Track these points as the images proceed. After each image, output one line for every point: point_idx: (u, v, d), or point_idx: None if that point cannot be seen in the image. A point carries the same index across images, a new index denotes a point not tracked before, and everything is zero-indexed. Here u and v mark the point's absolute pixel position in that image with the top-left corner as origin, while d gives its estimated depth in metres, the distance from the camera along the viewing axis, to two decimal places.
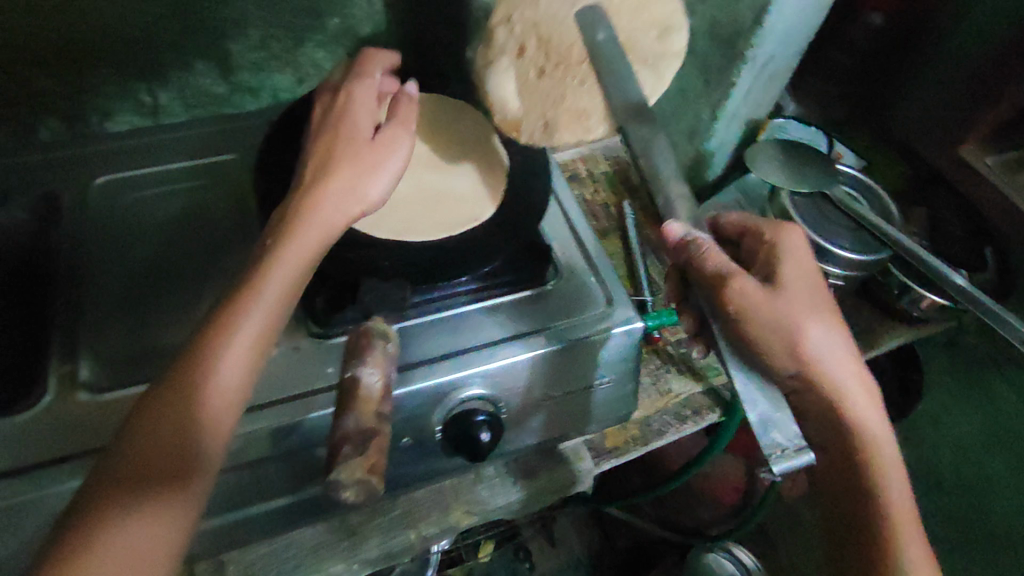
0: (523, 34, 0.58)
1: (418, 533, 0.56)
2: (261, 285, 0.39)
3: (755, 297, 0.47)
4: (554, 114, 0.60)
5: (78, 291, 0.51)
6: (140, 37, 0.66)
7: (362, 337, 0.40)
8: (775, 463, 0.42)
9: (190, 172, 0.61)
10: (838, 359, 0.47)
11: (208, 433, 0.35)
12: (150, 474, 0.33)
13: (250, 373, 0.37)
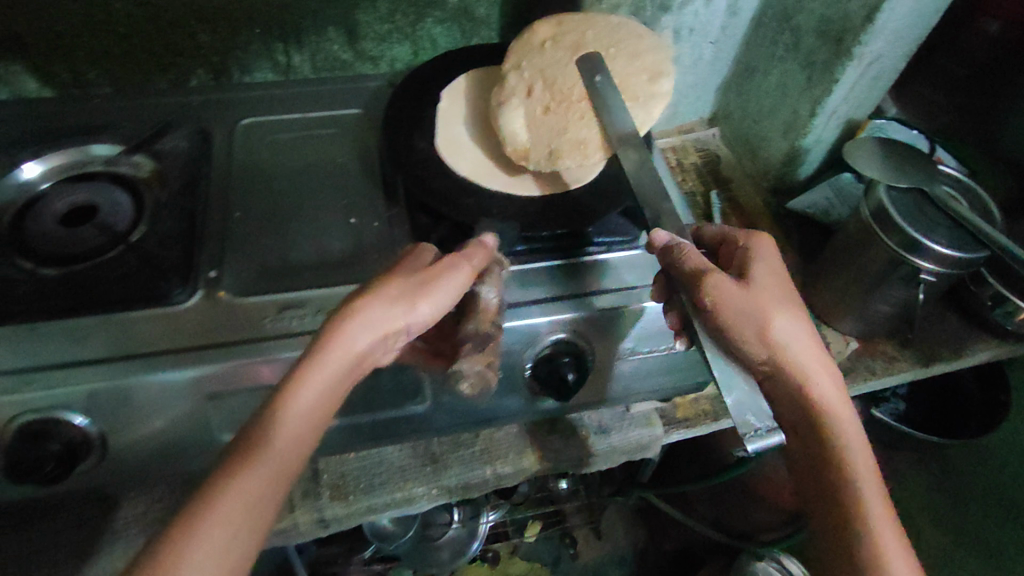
0: (530, 78, 0.59)
1: (494, 469, 0.61)
2: (331, 340, 0.43)
3: (733, 294, 0.47)
4: (559, 143, 0.57)
5: (222, 212, 0.58)
6: (285, 2, 0.73)
7: (475, 249, 0.49)
8: (751, 443, 0.41)
9: (318, 123, 0.68)
10: (804, 350, 0.49)
11: (281, 456, 0.40)
12: (236, 486, 0.38)
13: (318, 408, 0.42)
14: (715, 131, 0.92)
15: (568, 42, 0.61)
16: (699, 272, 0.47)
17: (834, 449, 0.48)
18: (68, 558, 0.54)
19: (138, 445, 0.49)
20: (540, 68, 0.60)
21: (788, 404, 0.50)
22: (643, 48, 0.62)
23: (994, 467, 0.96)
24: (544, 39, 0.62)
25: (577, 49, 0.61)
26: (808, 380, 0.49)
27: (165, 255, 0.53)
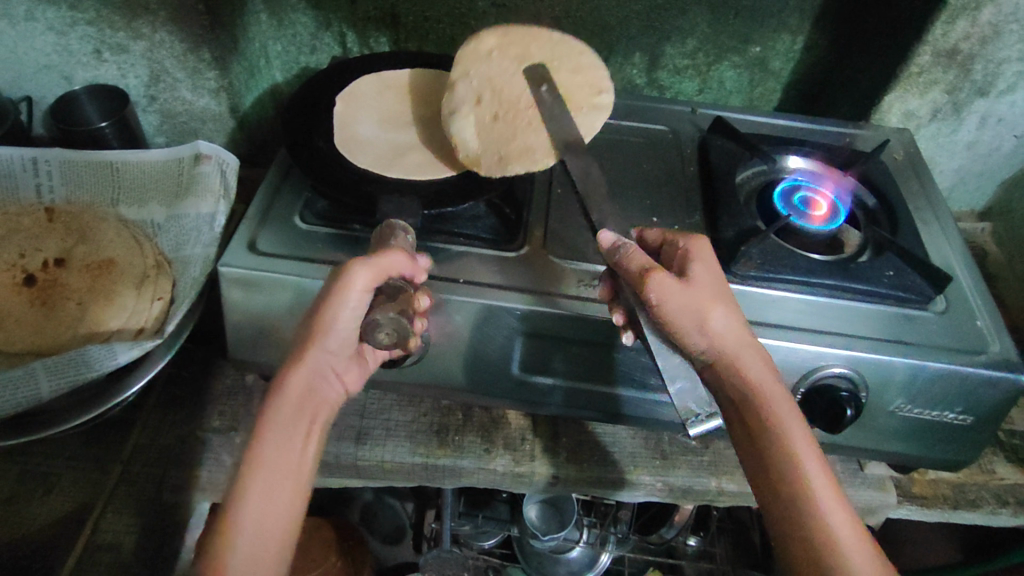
0: (479, 87, 0.61)
1: (720, 484, 0.62)
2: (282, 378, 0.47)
3: (674, 290, 0.47)
4: (512, 146, 0.59)
5: (548, 187, 0.66)
6: (610, 25, 0.84)
7: (387, 228, 0.52)
8: (693, 427, 0.45)
9: (625, 131, 0.74)
10: (738, 343, 0.47)
11: (270, 492, 0.43)
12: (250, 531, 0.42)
13: (289, 445, 0.46)
14: (986, 226, 0.88)
15: (513, 51, 0.63)
16: (640, 271, 0.47)
17: (774, 444, 0.45)
18: (347, 437, 0.63)
19: (449, 359, 0.57)
20: (483, 72, 0.62)
21: (728, 400, 0.48)
22: (587, 60, 0.65)
23: None
24: (489, 48, 0.63)
25: (518, 58, 0.63)
26: (742, 370, 0.46)
27: (506, 207, 0.62)
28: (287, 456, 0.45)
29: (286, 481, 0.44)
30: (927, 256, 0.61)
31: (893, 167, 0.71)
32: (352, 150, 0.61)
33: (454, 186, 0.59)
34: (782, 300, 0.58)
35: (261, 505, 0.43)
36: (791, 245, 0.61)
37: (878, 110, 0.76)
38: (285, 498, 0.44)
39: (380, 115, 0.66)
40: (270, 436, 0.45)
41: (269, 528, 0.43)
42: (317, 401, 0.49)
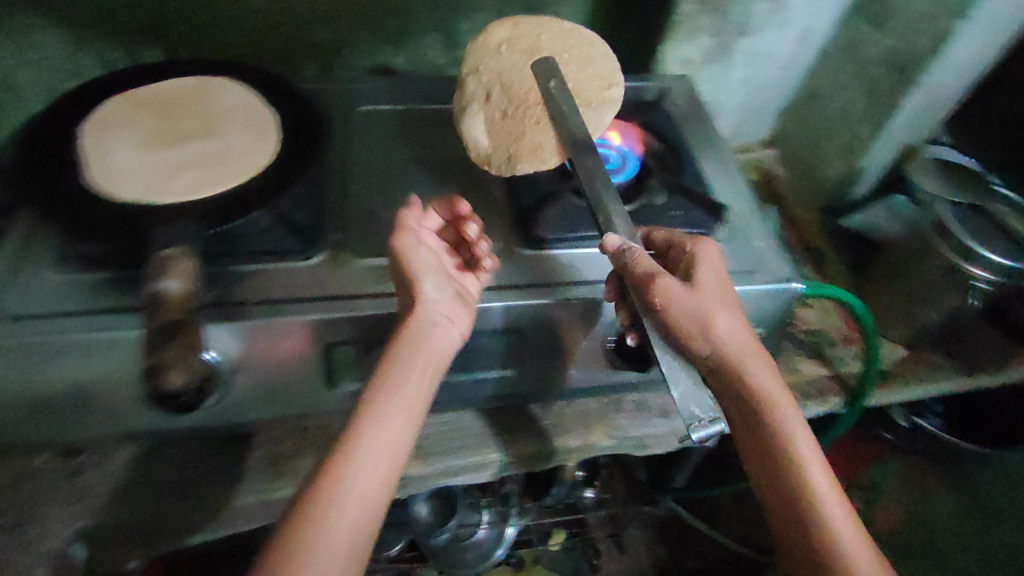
0: (488, 83, 0.63)
1: (564, 441, 0.67)
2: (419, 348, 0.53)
3: (677, 292, 0.50)
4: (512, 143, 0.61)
5: (343, 187, 0.64)
6: (395, 8, 0.81)
7: (157, 264, 0.44)
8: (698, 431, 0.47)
9: (424, 116, 0.73)
10: (746, 346, 0.51)
11: (360, 467, 0.48)
12: (347, 509, 0.46)
13: (406, 404, 0.51)
14: (773, 153, 0.97)
15: (521, 46, 0.65)
16: (646, 277, 0.49)
17: (775, 441, 0.50)
18: (173, 494, 0.59)
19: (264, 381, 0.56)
20: (493, 69, 0.64)
21: (731, 398, 0.52)
22: (594, 53, 0.67)
23: None
24: (498, 42, 0.65)
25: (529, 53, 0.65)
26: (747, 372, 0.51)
27: (295, 215, 0.58)
28: (398, 392, 0.51)
29: (400, 413, 0.51)
30: (708, 193, 0.66)
31: (677, 113, 0.76)
32: (110, 181, 0.55)
33: (237, 199, 0.55)
34: (580, 257, 0.61)
35: (370, 444, 0.49)
36: (590, 202, 0.63)
37: (657, 61, 0.80)
38: (390, 434, 0.50)
39: (139, 138, 0.60)
40: (391, 378, 0.51)
41: (369, 463, 0.48)
42: (432, 345, 0.53)
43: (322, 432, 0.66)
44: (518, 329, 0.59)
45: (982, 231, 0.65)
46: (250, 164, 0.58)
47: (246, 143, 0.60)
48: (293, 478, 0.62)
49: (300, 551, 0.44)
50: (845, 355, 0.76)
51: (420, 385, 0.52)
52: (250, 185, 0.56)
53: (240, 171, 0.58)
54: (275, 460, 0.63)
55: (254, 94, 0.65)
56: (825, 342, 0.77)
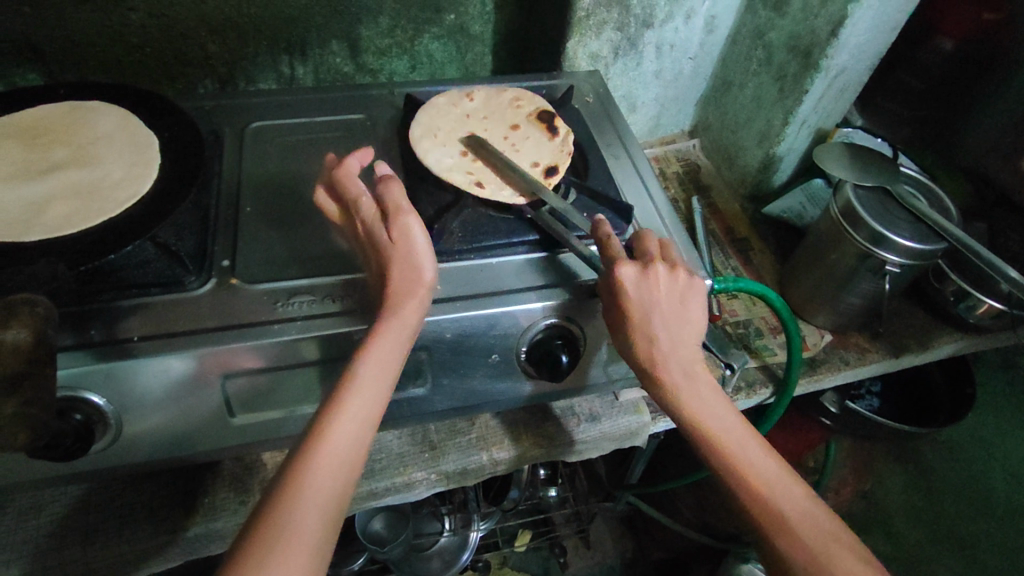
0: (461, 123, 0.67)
1: (490, 455, 0.65)
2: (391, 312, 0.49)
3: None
4: (493, 176, 0.62)
5: (235, 211, 0.61)
6: (292, 17, 0.79)
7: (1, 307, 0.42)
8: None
9: (323, 127, 0.71)
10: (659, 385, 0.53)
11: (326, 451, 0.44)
12: (317, 501, 0.42)
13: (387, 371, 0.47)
14: (695, 142, 0.98)
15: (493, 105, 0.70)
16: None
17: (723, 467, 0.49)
18: (74, 542, 0.57)
19: (151, 432, 0.52)
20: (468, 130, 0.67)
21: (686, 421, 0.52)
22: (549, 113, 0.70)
23: (970, 440, 1.09)
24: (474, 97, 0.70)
25: (492, 117, 0.69)
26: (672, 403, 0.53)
27: (181, 244, 0.57)
28: (380, 365, 0.47)
29: (375, 388, 0.47)
30: (616, 192, 0.65)
31: (585, 111, 0.75)
32: None
33: (108, 233, 0.53)
34: (490, 265, 0.58)
35: (348, 424, 0.45)
36: (493, 207, 0.61)
37: (566, 58, 0.79)
38: (370, 409, 0.46)
39: (9, 174, 0.57)
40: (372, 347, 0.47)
41: (348, 442, 0.45)
42: (417, 313, 0.49)
43: (235, 462, 0.63)
44: (425, 346, 0.54)
45: (888, 216, 0.64)
46: (129, 194, 0.56)
47: (125, 172, 0.58)
48: (204, 516, 0.60)
49: (280, 530, 0.40)
50: (772, 345, 0.76)
51: (402, 353, 0.48)
52: (123, 219, 0.54)
53: (118, 202, 0.55)
54: (182, 498, 0.60)
55: (132, 115, 0.63)
56: (753, 333, 0.77)
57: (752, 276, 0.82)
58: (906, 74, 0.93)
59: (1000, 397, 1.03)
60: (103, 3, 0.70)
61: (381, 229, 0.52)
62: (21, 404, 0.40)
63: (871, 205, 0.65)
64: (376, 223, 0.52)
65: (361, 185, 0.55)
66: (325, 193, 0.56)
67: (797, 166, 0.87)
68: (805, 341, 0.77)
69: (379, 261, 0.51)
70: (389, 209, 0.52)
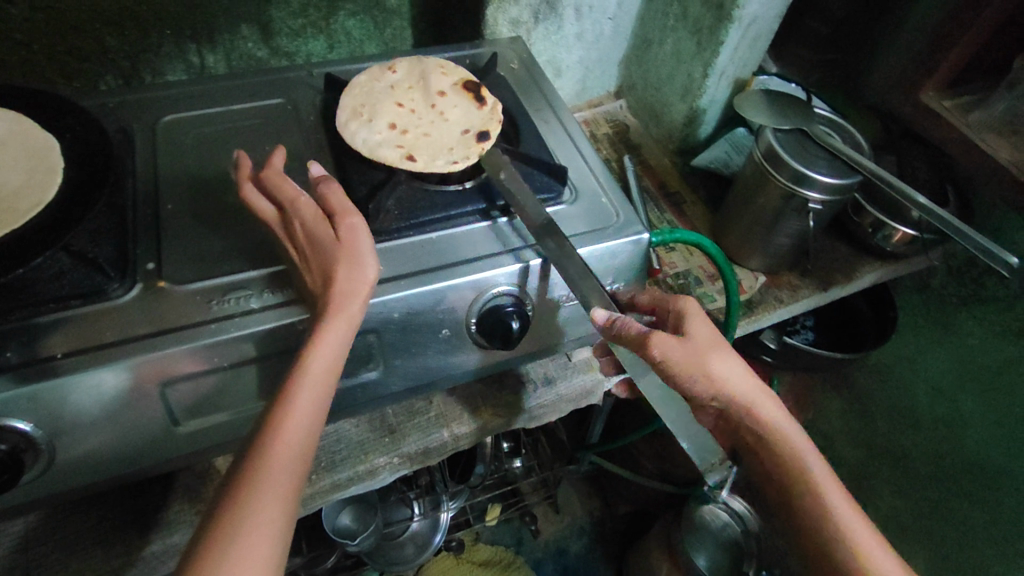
0: (387, 98, 0.65)
1: (451, 431, 0.65)
2: (335, 307, 0.46)
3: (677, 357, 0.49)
4: (426, 150, 0.60)
5: (154, 211, 0.58)
6: (194, 2, 0.74)
7: None
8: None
9: (241, 116, 0.67)
10: (749, 393, 0.51)
11: (275, 451, 0.43)
12: (272, 503, 0.42)
13: (334, 364, 0.46)
14: (621, 103, 0.99)
15: (415, 77, 0.68)
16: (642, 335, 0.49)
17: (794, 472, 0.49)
18: None
19: (89, 452, 0.50)
20: (394, 103, 0.64)
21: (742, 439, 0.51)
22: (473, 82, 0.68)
23: (898, 362, 1.17)
24: (397, 71, 0.68)
25: (418, 89, 0.67)
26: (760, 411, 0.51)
27: (98, 250, 0.53)
28: (327, 360, 0.46)
29: (318, 383, 0.45)
30: (549, 156, 0.65)
31: (511, 77, 0.74)
32: None
33: (14, 246, 0.49)
34: (430, 241, 0.57)
35: (298, 423, 0.45)
36: (429, 183, 0.60)
37: (486, 25, 0.78)
38: (317, 405, 0.46)
39: None
40: (318, 340, 0.46)
41: (299, 439, 0.44)
42: (362, 309, 0.47)
43: (187, 473, 0.61)
44: (374, 329, 0.53)
45: (807, 156, 0.67)
46: (31, 204, 0.52)
47: (23, 180, 0.53)
48: (161, 531, 0.57)
49: (238, 539, 0.40)
50: (711, 292, 0.79)
51: (348, 345, 0.47)
52: (29, 229, 0.50)
53: (20, 213, 0.51)
54: (133, 517, 0.58)
55: (26, 118, 0.58)
56: (694, 282, 0.79)
57: (688, 228, 0.84)
58: (813, 18, 0.97)
59: (919, 320, 1.11)
60: None
61: (324, 227, 0.49)
62: None
63: (792, 147, 0.68)
64: (316, 222, 0.49)
65: (296, 187, 0.51)
66: (253, 194, 0.52)
67: (720, 117, 0.89)
68: (741, 284, 0.81)
69: (321, 261, 0.48)
70: (334, 210, 0.50)
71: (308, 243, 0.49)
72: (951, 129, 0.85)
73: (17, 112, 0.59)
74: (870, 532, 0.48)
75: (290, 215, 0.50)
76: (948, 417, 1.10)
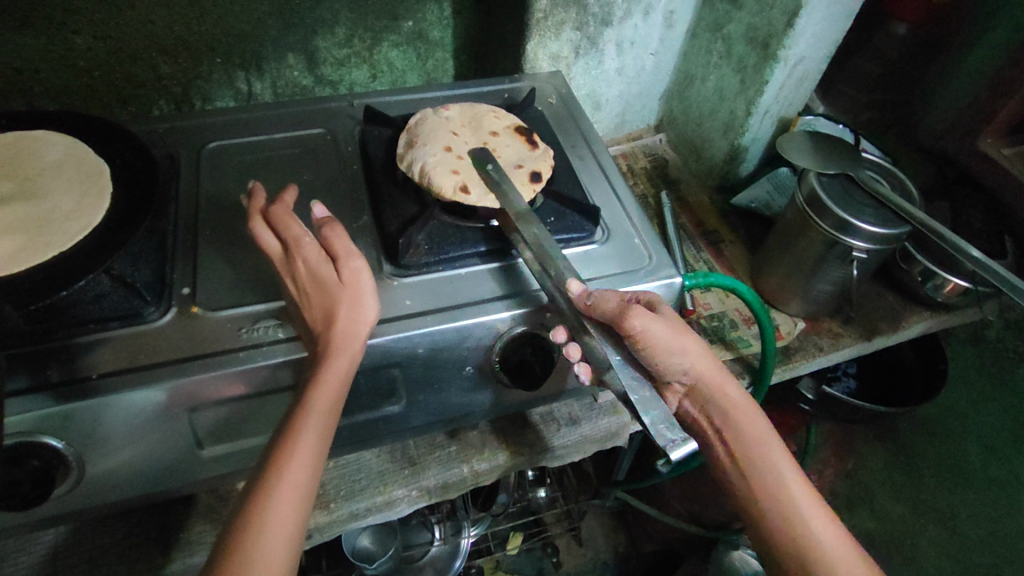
0: (442, 132, 0.63)
1: (471, 467, 0.65)
2: (336, 346, 0.46)
3: (655, 330, 0.48)
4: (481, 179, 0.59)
5: (194, 236, 0.59)
6: (244, 32, 0.77)
7: None
8: (674, 452, 0.41)
9: (282, 145, 0.69)
10: (718, 378, 0.51)
11: (279, 486, 0.43)
12: (276, 540, 0.42)
13: (337, 399, 0.46)
14: (661, 137, 0.98)
15: (469, 118, 0.67)
16: (619, 308, 0.47)
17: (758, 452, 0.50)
18: None
19: (114, 471, 0.51)
20: (448, 134, 0.64)
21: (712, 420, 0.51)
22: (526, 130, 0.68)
23: (947, 415, 1.11)
24: (451, 111, 0.67)
25: (471, 126, 0.66)
26: (728, 395, 0.51)
27: (137, 274, 0.54)
28: (331, 396, 0.46)
29: (321, 420, 0.45)
30: (583, 194, 0.64)
31: (549, 113, 0.74)
32: None
33: (58, 269, 0.51)
34: (459, 276, 0.57)
35: (304, 459, 0.45)
36: (465, 220, 0.60)
37: (526, 59, 0.78)
38: (321, 442, 0.46)
39: None
40: (321, 379, 0.45)
41: (304, 474, 0.44)
42: (360, 351, 0.47)
43: (211, 494, 0.62)
44: (397, 363, 0.53)
45: (852, 203, 0.64)
46: (78, 227, 0.54)
47: (72, 203, 0.56)
48: (185, 549, 0.58)
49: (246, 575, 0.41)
50: (747, 336, 0.76)
51: (350, 382, 0.47)
52: (74, 251, 0.52)
53: (66, 236, 0.53)
54: (157, 534, 0.59)
55: (81, 143, 0.61)
56: (729, 325, 0.77)
57: (725, 269, 0.82)
58: (865, 59, 0.94)
59: (971, 372, 1.05)
60: (43, 26, 0.67)
61: (327, 269, 0.48)
62: None
63: (836, 193, 0.65)
64: (320, 263, 0.48)
65: (301, 224, 0.50)
66: (259, 226, 0.51)
67: (763, 156, 0.87)
68: (779, 329, 0.78)
69: (323, 304, 0.47)
70: (339, 253, 0.49)
71: (313, 284, 0.48)
72: (1010, 177, 0.81)
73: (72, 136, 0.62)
74: (818, 504, 0.49)
75: (293, 253, 0.49)
76: (1001, 478, 1.04)
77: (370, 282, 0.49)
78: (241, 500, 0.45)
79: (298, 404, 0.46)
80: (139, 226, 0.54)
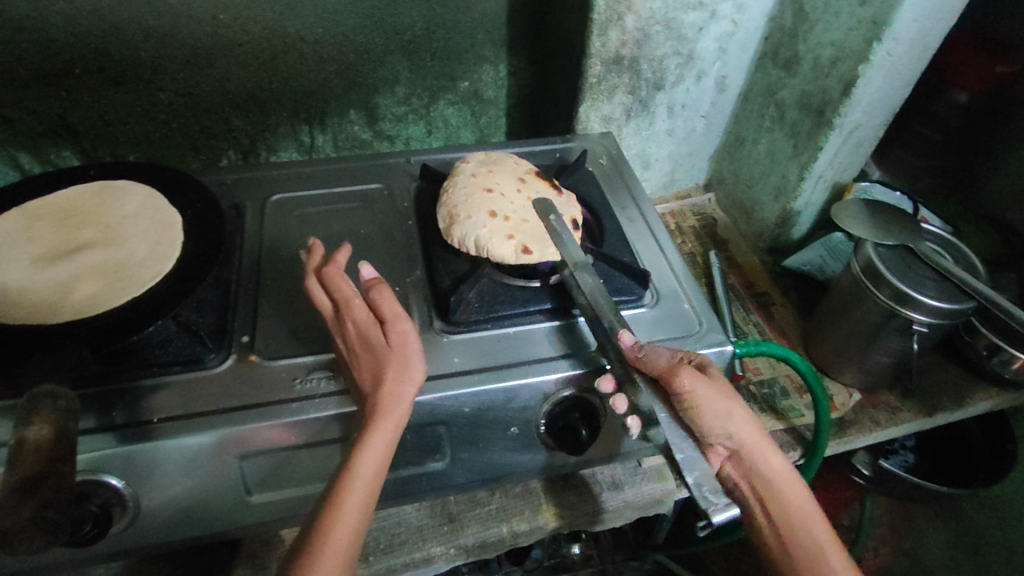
0: (477, 193, 0.63)
1: (511, 527, 0.64)
2: (383, 407, 0.47)
3: (703, 392, 0.47)
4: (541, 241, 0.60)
5: (255, 285, 0.62)
6: (312, 90, 0.81)
7: (28, 402, 0.43)
8: (716, 515, 0.41)
9: (342, 198, 0.72)
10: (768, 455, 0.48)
11: (325, 546, 0.44)
12: None
13: (383, 459, 0.46)
14: (710, 196, 0.98)
15: (493, 171, 0.67)
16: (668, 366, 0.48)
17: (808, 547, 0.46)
18: None
19: (166, 512, 0.52)
20: (481, 192, 0.63)
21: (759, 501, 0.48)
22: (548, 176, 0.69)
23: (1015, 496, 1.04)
24: (473, 169, 0.67)
25: (501, 179, 0.66)
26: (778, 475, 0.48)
27: (202, 321, 0.57)
28: (376, 457, 0.46)
29: (368, 479, 0.46)
30: (633, 257, 0.65)
31: (599, 173, 0.75)
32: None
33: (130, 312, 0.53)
34: (507, 335, 0.58)
35: (350, 519, 0.45)
36: (516, 280, 0.61)
37: (578, 121, 0.80)
38: (364, 508, 0.46)
39: (35, 253, 0.59)
40: (369, 440, 0.46)
41: (350, 534, 0.45)
42: (406, 413, 0.48)
43: (254, 539, 0.63)
44: (443, 421, 0.53)
45: (912, 275, 0.63)
46: (150, 273, 0.57)
47: (147, 250, 0.59)
48: None
49: None
50: (799, 405, 0.74)
51: (394, 442, 0.47)
52: (146, 296, 0.55)
53: (139, 282, 0.56)
54: None
55: (157, 194, 0.65)
56: (779, 392, 0.75)
57: (775, 333, 0.80)
58: (923, 124, 0.94)
59: None
60: (133, 83, 0.73)
61: (375, 331, 0.49)
62: (37, 506, 0.39)
63: (895, 265, 0.64)
64: (368, 325, 0.49)
65: (351, 285, 0.52)
66: (314, 286, 0.53)
67: (815, 219, 0.86)
68: (833, 400, 0.75)
69: (371, 364, 0.49)
70: (386, 315, 0.50)
71: (361, 345, 0.50)
72: None
73: (151, 186, 0.66)
74: None
75: (343, 314, 0.50)
76: None
77: (417, 343, 0.50)
78: (288, 557, 0.45)
79: (345, 462, 0.46)
80: (207, 275, 0.56)
